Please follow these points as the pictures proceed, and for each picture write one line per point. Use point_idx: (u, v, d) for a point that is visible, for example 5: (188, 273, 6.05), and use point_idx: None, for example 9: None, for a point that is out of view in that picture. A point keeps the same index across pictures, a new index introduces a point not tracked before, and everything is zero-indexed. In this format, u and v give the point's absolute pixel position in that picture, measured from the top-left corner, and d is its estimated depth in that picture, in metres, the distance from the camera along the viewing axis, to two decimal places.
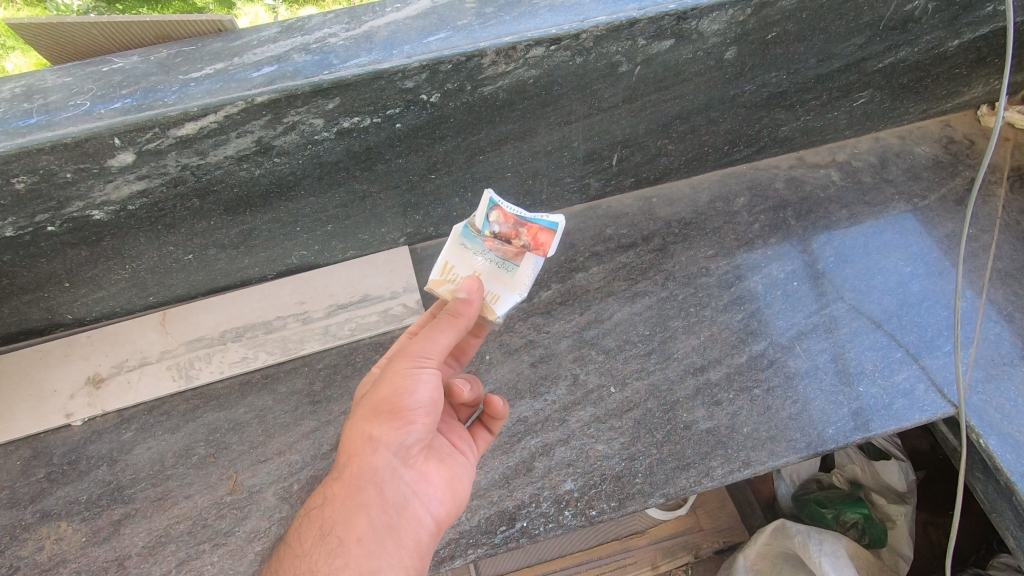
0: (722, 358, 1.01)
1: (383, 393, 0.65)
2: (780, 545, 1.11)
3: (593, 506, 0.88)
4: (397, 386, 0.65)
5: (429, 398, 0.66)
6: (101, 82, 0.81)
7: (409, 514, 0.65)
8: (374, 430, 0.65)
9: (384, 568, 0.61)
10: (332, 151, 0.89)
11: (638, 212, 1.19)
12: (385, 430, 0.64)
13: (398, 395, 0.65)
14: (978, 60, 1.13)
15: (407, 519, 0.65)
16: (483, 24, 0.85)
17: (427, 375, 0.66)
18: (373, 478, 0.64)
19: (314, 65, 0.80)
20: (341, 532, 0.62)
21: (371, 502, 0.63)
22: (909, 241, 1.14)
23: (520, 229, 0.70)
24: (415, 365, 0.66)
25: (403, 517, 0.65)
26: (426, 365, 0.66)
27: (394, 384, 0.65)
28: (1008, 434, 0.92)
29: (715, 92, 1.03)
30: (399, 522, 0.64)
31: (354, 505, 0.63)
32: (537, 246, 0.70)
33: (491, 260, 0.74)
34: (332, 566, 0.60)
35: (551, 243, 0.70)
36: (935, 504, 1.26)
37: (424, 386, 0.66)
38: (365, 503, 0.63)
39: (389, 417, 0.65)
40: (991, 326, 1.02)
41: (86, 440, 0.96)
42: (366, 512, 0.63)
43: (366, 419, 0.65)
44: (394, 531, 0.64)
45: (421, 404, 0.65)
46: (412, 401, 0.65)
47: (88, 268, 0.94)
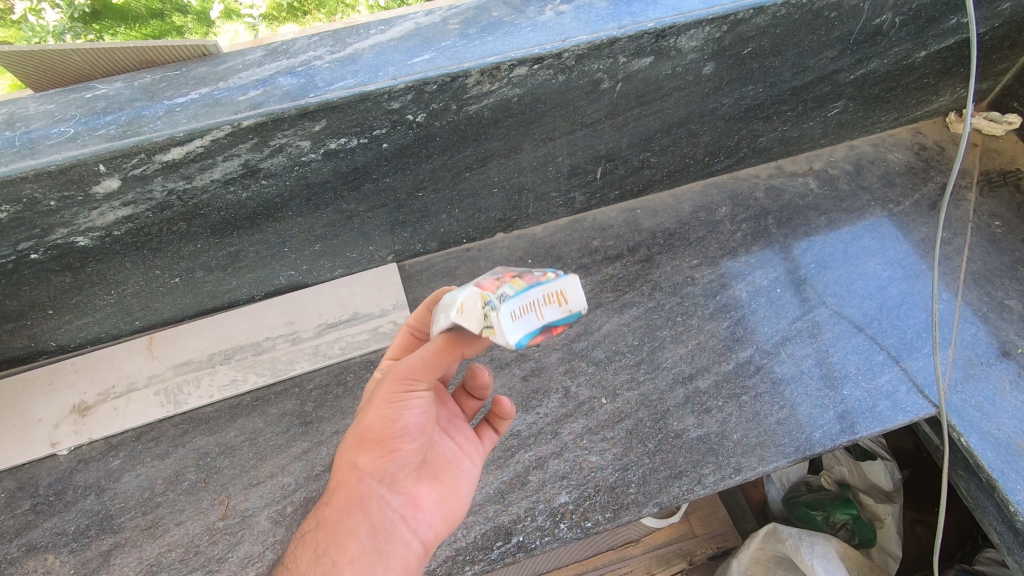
0: (709, 366, 1.03)
1: (369, 421, 0.64)
2: (773, 549, 1.12)
3: (588, 518, 0.89)
4: (383, 416, 0.64)
5: (415, 424, 0.65)
6: (84, 109, 0.81)
7: (396, 538, 0.67)
8: (361, 459, 0.65)
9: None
10: (319, 172, 0.89)
11: (623, 224, 1.21)
12: (371, 460, 0.65)
13: (383, 425, 0.64)
14: (943, 70, 1.18)
15: (395, 544, 0.67)
16: (467, 44, 0.86)
17: (414, 403, 0.65)
18: (361, 506, 0.65)
19: (300, 88, 0.81)
20: (332, 557, 0.64)
21: (359, 527, 0.65)
22: (886, 246, 1.17)
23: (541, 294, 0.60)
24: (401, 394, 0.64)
25: (391, 542, 0.67)
26: (414, 392, 0.65)
27: (380, 414, 0.64)
28: (988, 432, 0.94)
29: (695, 106, 1.05)
30: (387, 546, 0.66)
31: (344, 531, 0.65)
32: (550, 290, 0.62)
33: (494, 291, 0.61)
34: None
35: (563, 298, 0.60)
36: (921, 503, 1.29)
37: (411, 415, 0.65)
38: (354, 529, 0.65)
39: (374, 448, 0.65)
40: (967, 327, 1.05)
41: (73, 469, 0.94)
42: (356, 538, 0.65)
43: (353, 447, 0.65)
44: (382, 555, 0.65)
45: (407, 432, 0.65)
46: (397, 430, 0.65)
47: (72, 294, 0.93)
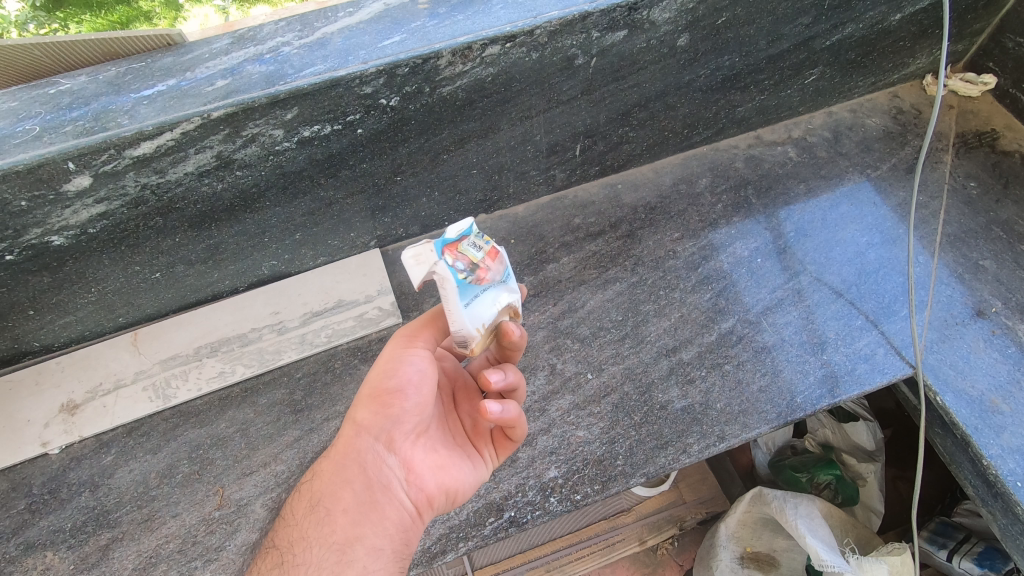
0: (692, 338, 1.05)
1: (371, 377, 0.70)
2: (759, 511, 1.15)
3: (577, 491, 0.91)
4: (381, 371, 0.69)
5: (412, 382, 0.68)
6: (48, 105, 0.79)
7: (391, 492, 0.70)
8: (361, 414, 0.70)
9: (367, 536, 0.69)
10: (295, 161, 0.88)
11: (604, 200, 1.21)
12: (367, 415, 0.70)
13: (381, 381, 0.69)
14: (919, 33, 1.18)
15: (389, 497, 0.70)
16: (438, 24, 0.85)
17: (409, 362, 0.68)
18: (356, 458, 0.71)
19: (270, 76, 0.80)
20: (329, 503, 0.71)
21: (354, 479, 0.71)
22: (864, 211, 1.19)
23: None
24: (401, 350, 0.69)
25: (385, 495, 0.70)
26: (413, 349, 0.69)
27: (378, 369, 0.69)
28: (962, 390, 0.97)
29: (671, 79, 1.05)
30: (380, 498, 0.70)
31: (341, 480, 0.71)
32: None
33: None
34: (320, 532, 0.69)
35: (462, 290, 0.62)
36: (903, 460, 1.33)
37: (410, 369, 0.68)
38: (350, 479, 0.71)
39: (372, 403, 0.69)
40: (944, 289, 1.07)
41: (66, 468, 0.95)
42: (350, 488, 0.70)
43: (355, 403, 0.71)
44: (376, 506, 0.70)
45: (402, 389, 0.68)
46: (394, 384, 0.68)
47: (51, 294, 0.92)
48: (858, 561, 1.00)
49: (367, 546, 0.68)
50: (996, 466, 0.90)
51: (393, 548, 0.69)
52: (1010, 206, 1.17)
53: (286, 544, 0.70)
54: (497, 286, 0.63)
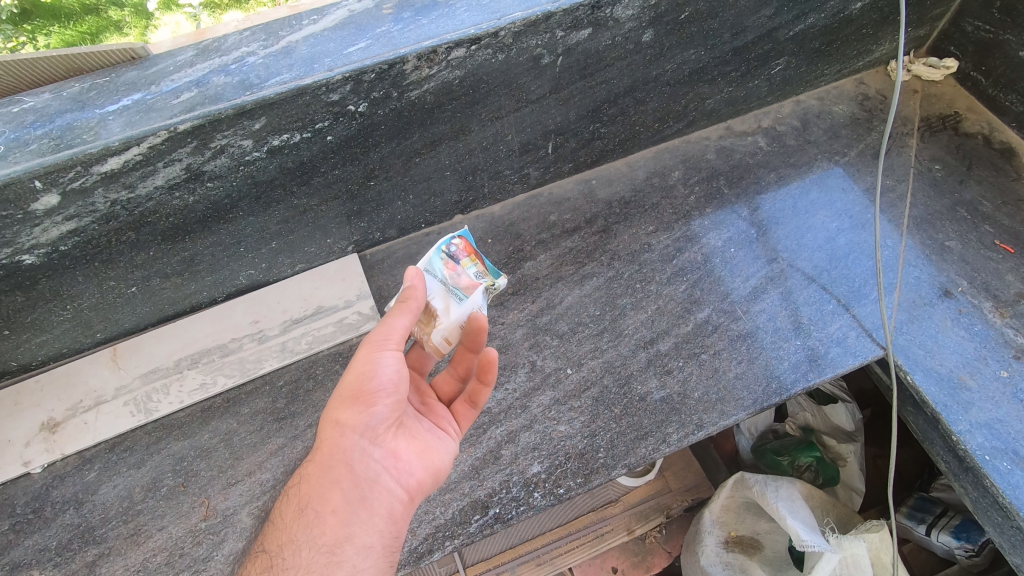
0: (669, 329, 1.06)
1: (349, 377, 0.73)
2: (741, 495, 1.17)
3: (560, 485, 0.92)
4: (360, 370, 0.72)
5: (390, 378, 0.73)
6: (12, 123, 0.79)
7: (380, 488, 0.73)
8: (342, 414, 0.72)
9: (357, 535, 0.71)
10: (265, 170, 0.88)
11: (579, 196, 1.22)
12: (351, 414, 0.72)
13: (361, 381, 0.72)
14: (880, 20, 1.20)
15: (378, 492, 0.73)
16: (403, 28, 0.86)
17: (386, 359, 0.72)
18: (343, 458, 0.72)
19: (236, 86, 0.80)
20: (318, 505, 0.72)
21: (342, 478, 0.72)
22: (833, 197, 1.21)
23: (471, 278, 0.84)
24: (376, 350, 0.73)
25: (374, 491, 0.73)
26: (388, 346, 0.73)
27: (356, 370, 0.72)
28: (931, 368, 1.00)
29: (639, 74, 1.06)
30: (370, 492, 0.72)
31: (329, 482, 0.72)
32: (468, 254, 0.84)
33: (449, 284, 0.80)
34: (310, 534, 0.70)
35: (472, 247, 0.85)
36: (882, 439, 1.36)
37: (382, 368, 0.72)
38: (338, 480, 0.72)
39: (355, 403, 0.72)
40: (912, 270, 1.10)
41: (49, 486, 0.94)
42: (339, 487, 0.72)
43: (335, 404, 0.73)
44: (366, 502, 0.72)
45: (381, 386, 0.73)
46: (372, 385, 0.72)
47: (26, 312, 0.91)
48: (838, 540, 1.03)
49: (356, 545, 0.71)
50: (965, 440, 0.93)
51: (382, 544, 0.72)
52: (974, 186, 1.19)
53: (275, 547, 0.71)
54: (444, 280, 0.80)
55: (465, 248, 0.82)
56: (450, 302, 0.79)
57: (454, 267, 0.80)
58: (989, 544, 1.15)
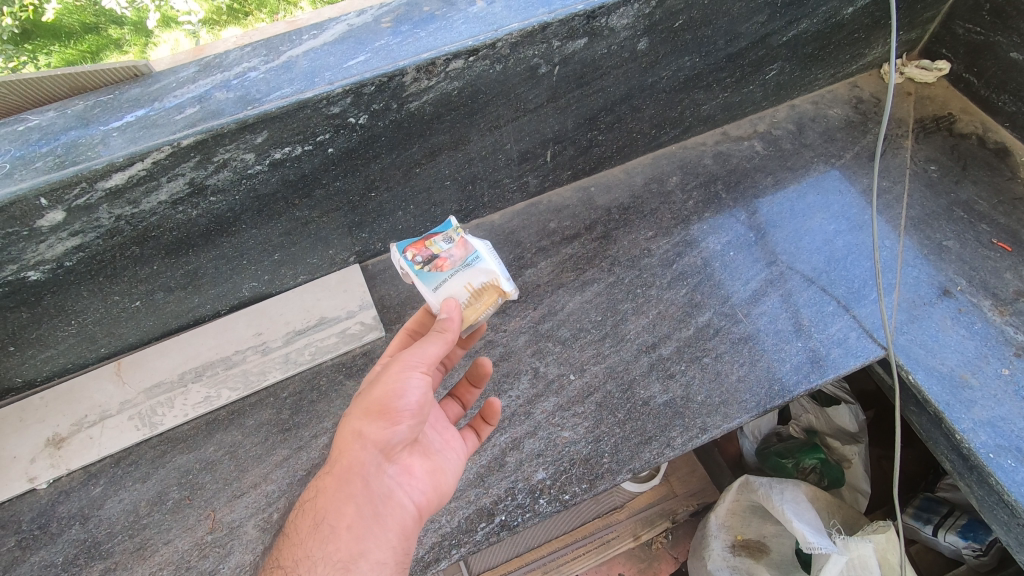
0: (671, 333, 1.07)
1: (376, 392, 0.70)
2: (747, 499, 1.17)
3: (565, 491, 0.92)
4: (389, 387, 0.70)
5: (418, 400, 0.70)
6: (18, 141, 0.80)
7: (394, 503, 0.71)
8: (364, 429, 0.69)
9: (371, 550, 0.68)
10: (267, 183, 0.89)
11: (578, 203, 1.23)
12: (375, 429, 0.69)
13: (390, 398, 0.69)
14: (872, 24, 1.22)
15: (392, 509, 0.71)
16: (401, 42, 0.87)
17: (417, 380, 0.70)
18: (361, 473, 0.69)
19: (238, 101, 0.81)
20: (334, 520, 0.68)
21: (359, 494, 0.69)
22: (830, 200, 1.22)
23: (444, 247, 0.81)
24: (407, 370, 0.70)
25: (389, 507, 0.71)
26: (416, 369, 0.71)
27: (386, 387, 0.69)
28: (933, 368, 1.00)
29: (634, 82, 1.07)
30: (385, 510, 0.70)
31: (345, 496, 0.69)
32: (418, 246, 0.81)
33: (458, 267, 0.78)
34: (324, 550, 0.67)
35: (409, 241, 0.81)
36: (886, 440, 1.36)
37: (411, 390, 0.70)
38: (354, 494, 0.69)
39: (380, 419, 0.69)
40: (911, 271, 1.11)
41: (54, 502, 0.94)
42: (354, 503, 0.69)
43: (358, 418, 0.70)
44: (381, 519, 0.70)
45: (408, 408, 0.70)
46: (399, 405, 0.69)
47: (31, 328, 0.92)
48: (845, 541, 1.02)
49: (371, 561, 0.68)
50: (969, 439, 0.93)
51: (394, 560, 0.70)
52: (970, 186, 1.20)
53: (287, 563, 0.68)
54: (462, 266, 0.78)
55: (419, 247, 0.81)
56: (477, 267, 0.78)
57: (443, 259, 0.78)
58: (996, 544, 1.14)
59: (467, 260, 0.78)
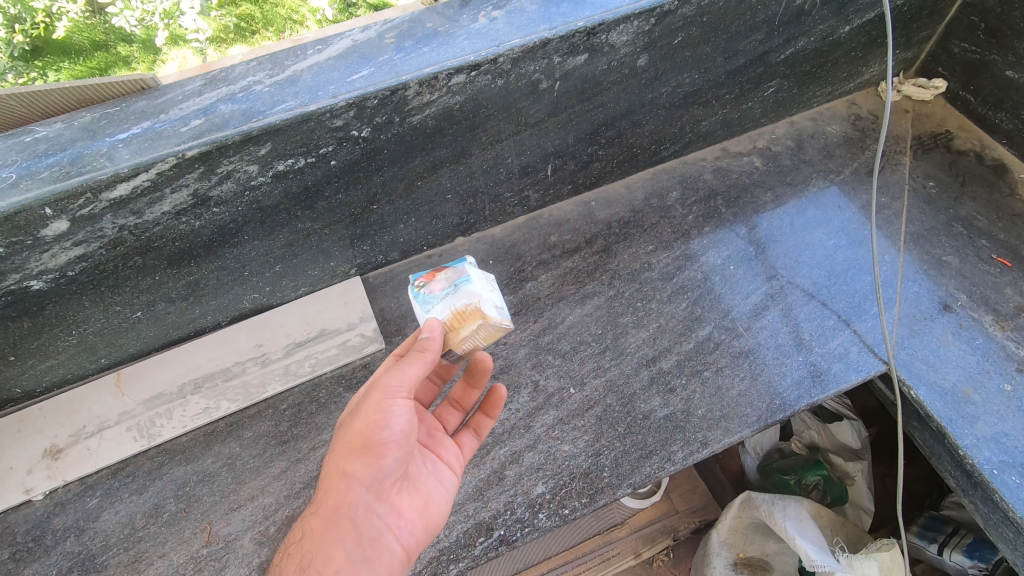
0: (671, 347, 1.06)
1: (359, 427, 0.70)
2: (749, 516, 1.16)
3: (565, 506, 0.91)
4: (370, 420, 0.70)
5: (401, 432, 0.71)
6: (25, 152, 0.81)
7: (382, 545, 0.72)
8: (350, 467, 0.69)
9: None
10: (270, 195, 0.90)
11: (578, 217, 1.24)
12: (360, 466, 0.69)
13: (373, 433, 0.69)
14: (869, 43, 1.24)
15: (380, 550, 0.71)
16: (405, 57, 0.88)
17: (399, 412, 0.70)
18: (348, 513, 0.70)
19: (243, 114, 0.82)
20: (320, 565, 0.68)
21: (346, 536, 0.70)
22: (830, 215, 1.22)
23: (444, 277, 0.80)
24: (389, 401, 0.70)
25: (377, 548, 0.71)
26: (398, 397, 0.71)
27: (369, 420, 0.69)
28: (935, 383, 0.99)
29: (634, 97, 1.08)
30: (372, 551, 0.71)
31: (332, 538, 0.69)
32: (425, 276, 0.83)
33: (447, 290, 0.76)
34: None
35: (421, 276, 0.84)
36: (889, 457, 1.34)
37: (393, 422, 0.70)
38: (341, 537, 0.69)
39: (364, 454, 0.69)
40: (911, 285, 1.11)
41: (50, 514, 0.94)
42: (343, 545, 0.69)
43: (342, 456, 0.70)
44: (368, 561, 0.70)
45: (391, 439, 0.70)
46: (382, 438, 0.70)
47: (32, 338, 0.92)
48: (848, 559, 1.01)
49: None
50: (973, 455, 0.92)
51: None
52: (969, 203, 1.21)
53: None
54: (450, 289, 0.75)
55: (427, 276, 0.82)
56: (463, 290, 0.75)
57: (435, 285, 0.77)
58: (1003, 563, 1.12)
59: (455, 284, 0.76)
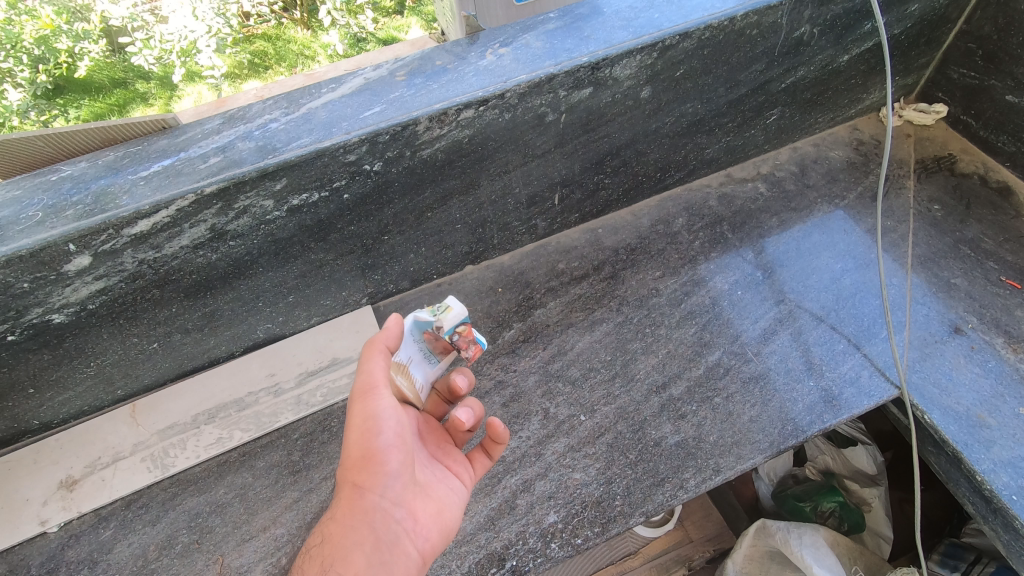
0: (681, 373, 1.07)
1: (353, 434, 0.73)
2: (765, 544, 1.14)
3: (578, 535, 0.91)
4: (361, 425, 0.73)
5: (392, 433, 0.73)
6: (51, 191, 0.84)
7: (397, 548, 0.73)
8: (355, 472, 0.73)
9: None
10: (285, 229, 0.93)
11: (585, 244, 1.25)
12: (365, 472, 0.73)
13: (365, 438, 0.72)
14: (868, 70, 1.26)
15: (395, 553, 0.72)
16: (415, 93, 0.91)
17: (382, 413, 0.73)
18: (361, 518, 0.73)
19: (260, 151, 0.85)
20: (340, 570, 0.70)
21: (362, 540, 0.72)
22: (836, 239, 1.23)
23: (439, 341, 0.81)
24: (372, 403, 0.73)
25: (393, 551, 0.73)
26: (378, 397, 0.73)
27: (358, 425, 0.73)
28: (948, 407, 0.99)
29: (639, 127, 1.11)
30: (391, 555, 0.72)
31: (350, 543, 0.72)
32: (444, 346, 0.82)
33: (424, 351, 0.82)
34: None
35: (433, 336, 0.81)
36: (906, 482, 1.32)
37: (378, 423, 0.73)
38: (358, 541, 0.72)
39: (366, 459, 0.73)
40: (920, 308, 1.11)
41: (64, 546, 0.94)
42: (360, 549, 0.71)
43: (348, 464, 0.73)
44: (385, 564, 0.71)
45: (385, 441, 0.73)
46: (376, 441, 0.73)
47: (51, 370, 0.94)
48: None
49: None
50: (990, 480, 0.91)
51: None
52: (974, 225, 1.21)
53: None
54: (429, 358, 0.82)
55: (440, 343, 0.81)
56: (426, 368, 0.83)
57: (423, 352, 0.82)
58: None
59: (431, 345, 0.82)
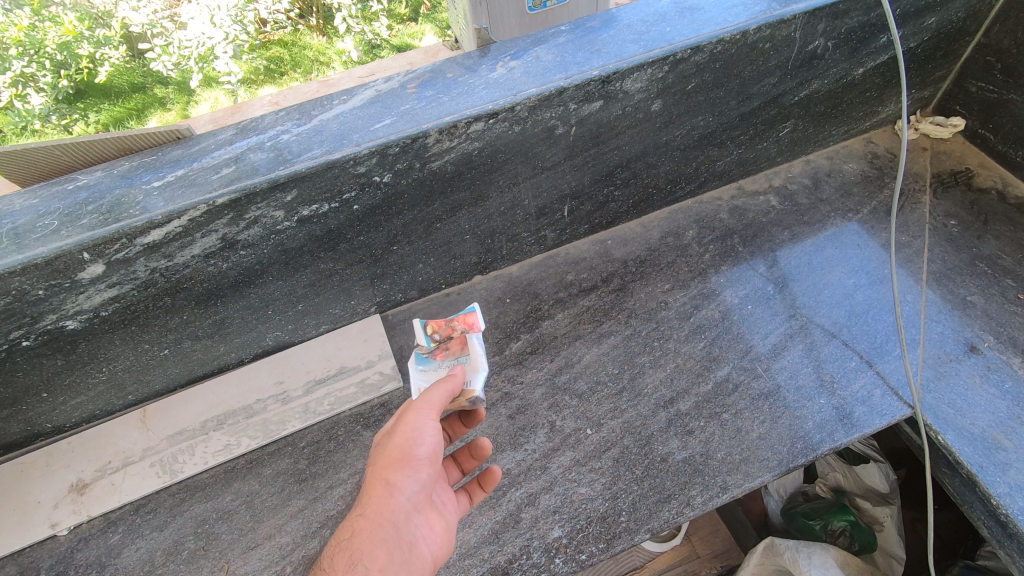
0: (689, 388, 1.06)
1: (397, 440, 0.72)
2: (773, 563, 1.12)
3: (582, 551, 0.90)
4: (408, 434, 0.72)
5: (434, 447, 0.73)
6: (68, 200, 0.85)
7: (418, 552, 0.72)
8: (391, 473, 0.71)
9: None
10: (295, 239, 0.93)
11: (595, 255, 1.25)
12: (400, 475, 0.71)
13: (410, 446, 0.72)
14: (883, 83, 1.25)
15: (417, 556, 0.72)
16: (426, 106, 0.92)
17: (432, 428, 0.73)
18: (389, 519, 0.71)
19: (272, 162, 0.86)
20: (366, 563, 0.68)
21: (388, 538, 0.70)
22: (848, 254, 1.22)
23: (451, 325, 0.87)
24: (423, 419, 0.73)
25: (414, 554, 0.71)
26: (431, 415, 0.74)
27: (406, 434, 0.72)
28: (963, 428, 0.97)
29: (650, 140, 1.10)
30: (412, 558, 0.71)
31: (376, 538, 0.69)
32: (468, 326, 0.86)
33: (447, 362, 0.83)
34: None
35: (479, 318, 0.87)
36: (920, 502, 1.30)
37: (426, 437, 0.73)
38: (384, 538, 0.70)
39: (403, 464, 0.72)
40: (934, 326, 1.09)
41: (73, 549, 0.95)
42: (385, 546, 0.69)
43: (385, 465, 0.72)
44: (408, 564, 0.70)
45: (428, 454, 0.72)
46: (421, 451, 0.72)
47: (64, 375, 0.95)
48: None
49: None
50: (1006, 505, 0.89)
51: None
52: (992, 242, 1.19)
53: None
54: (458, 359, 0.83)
55: (436, 324, 0.88)
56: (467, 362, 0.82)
57: (442, 353, 0.85)
58: None
59: (428, 353, 0.85)
